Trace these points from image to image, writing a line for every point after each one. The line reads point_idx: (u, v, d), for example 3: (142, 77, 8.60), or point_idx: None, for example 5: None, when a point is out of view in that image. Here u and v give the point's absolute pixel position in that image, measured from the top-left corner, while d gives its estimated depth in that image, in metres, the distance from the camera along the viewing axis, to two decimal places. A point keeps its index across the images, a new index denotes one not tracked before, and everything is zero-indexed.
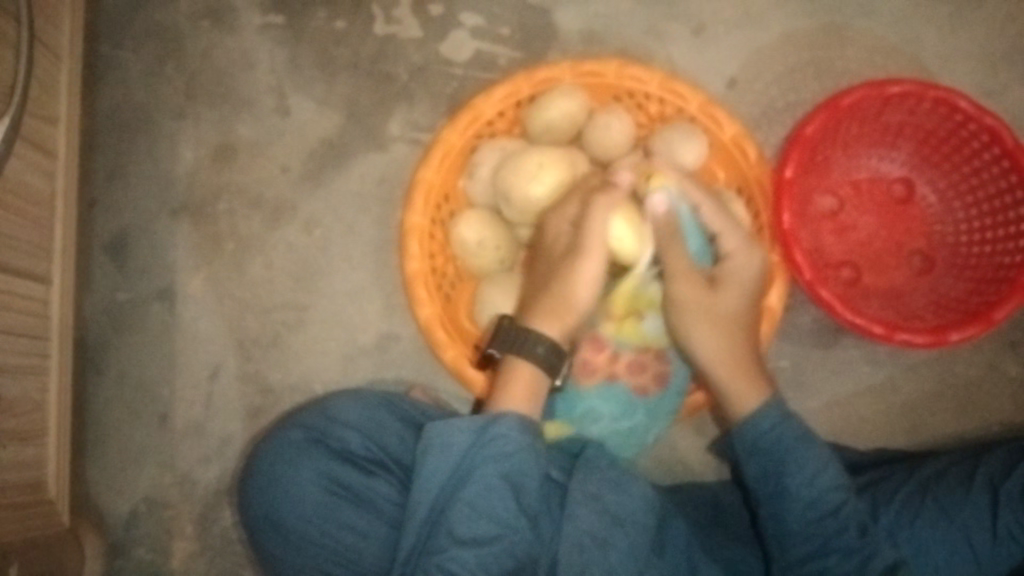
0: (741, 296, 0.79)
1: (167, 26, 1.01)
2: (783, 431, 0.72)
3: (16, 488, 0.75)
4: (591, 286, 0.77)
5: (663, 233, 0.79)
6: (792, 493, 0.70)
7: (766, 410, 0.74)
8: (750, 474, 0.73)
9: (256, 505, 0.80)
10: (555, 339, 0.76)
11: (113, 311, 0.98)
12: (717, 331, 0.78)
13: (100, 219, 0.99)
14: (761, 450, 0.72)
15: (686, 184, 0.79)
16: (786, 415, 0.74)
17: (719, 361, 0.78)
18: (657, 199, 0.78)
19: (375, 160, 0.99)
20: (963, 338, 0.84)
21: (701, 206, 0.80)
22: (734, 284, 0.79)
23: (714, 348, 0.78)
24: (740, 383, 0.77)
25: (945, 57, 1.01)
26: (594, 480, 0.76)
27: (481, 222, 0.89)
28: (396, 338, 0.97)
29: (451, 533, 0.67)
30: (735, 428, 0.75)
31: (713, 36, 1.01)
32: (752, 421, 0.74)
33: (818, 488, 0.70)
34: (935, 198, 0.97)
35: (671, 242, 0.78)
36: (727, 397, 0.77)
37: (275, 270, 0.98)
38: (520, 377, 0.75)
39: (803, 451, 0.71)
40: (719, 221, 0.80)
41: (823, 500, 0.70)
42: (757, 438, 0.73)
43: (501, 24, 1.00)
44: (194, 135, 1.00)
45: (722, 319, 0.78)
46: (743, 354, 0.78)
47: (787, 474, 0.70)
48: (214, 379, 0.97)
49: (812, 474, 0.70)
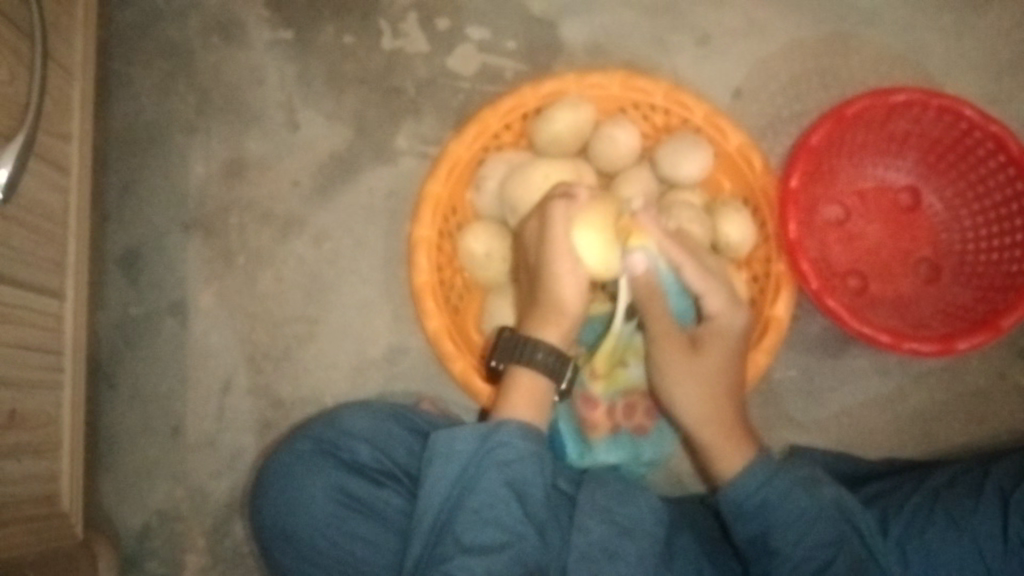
0: (725, 354, 0.80)
1: (178, 43, 1.03)
2: (769, 492, 0.73)
3: (31, 501, 0.76)
4: (575, 286, 0.76)
5: (642, 291, 0.78)
6: (782, 552, 0.72)
7: (752, 469, 0.75)
8: (738, 535, 0.74)
9: (267, 515, 0.81)
10: (556, 344, 0.76)
11: (126, 324, 0.99)
12: (701, 392, 0.79)
13: (112, 234, 1.00)
14: (748, 515, 0.73)
15: (665, 242, 0.78)
16: (774, 468, 0.75)
17: (702, 423, 0.79)
18: (635, 257, 0.77)
19: (384, 173, 1.00)
20: (972, 346, 0.84)
21: (682, 267, 0.78)
22: (717, 343, 0.80)
23: (698, 409, 0.79)
24: (724, 445, 0.77)
25: (950, 66, 1.01)
26: (601, 490, 0.77)
27: (489, 235, 0.89)
28: (405, 350, 0.98)
29: (457, 540, 0.68)
30: (721, 490, 0.76)
31: (718, 47, 1.01)
32: (735, 483, 0.74)
33: (806, 546, 0.72)
34: (941, 206, 0.97)
35: (651, 300, 0.78)
36: (712, 459, 0.78)
37: (285, 283, 0.99)
38: (522, 386, 0.76)
39: (790, 511, 0.72)
40: (702, 280, 0.79)
41: (812, 560, 0.71)
42: (742, 502, 0.74)
43: (507, 37, 1.01)
44: (204, 151, 1.01)
45: (706, 379, 0.79)
46: (725, 413, 0.79)
47: (773, 537, 0.72)
48: (225, 391, 0.98)
49: (798, 536, 0.72)
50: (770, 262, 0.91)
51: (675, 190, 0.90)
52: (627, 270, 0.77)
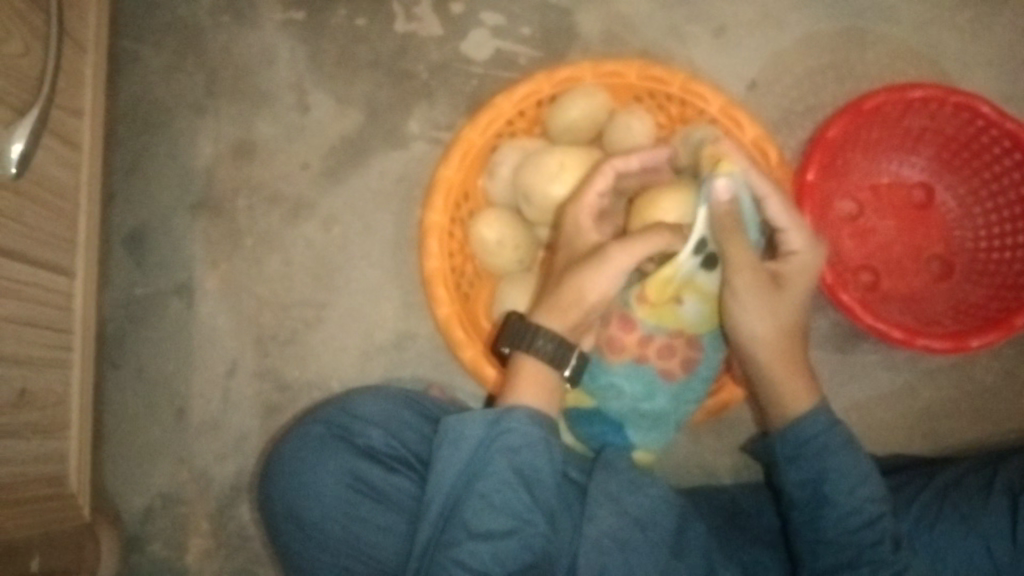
0: (799, 294, 0.76)
1: (188, 22, 1.01)
2: (831, 439, 0.73)
3: (39, 481, 0.75)
4: (601, 290, 0.72)
5: (722, 225, 0.72)
6: (834, 499, 0.71)
7: (813, 416, 0.75)
8: (790, 479, 0.75)
9: (275, 500, 0.80)
10: (559, 333, 0.74)
11: (131, 305, 0.98)
12: (776, 329, 0.76)
13: (119, 213, 0.99)
14: (807, 458, 0.74)
15: (752, 174, 0.73)
16: (834, 422, 0.75)
17: (775, 361, 0.77)
18: (720, 184, 0.72)
19: (394, 159, 0.99)
20: (983, 343, 0.84)
21: (767, 199, 0.74)
22: (793, 279, 0.76)
23: (770, 349, 0.77)
24: (794, 385, 0.77)
25: (966, 62, 1.01)
26: (614, 479, 0.76)
27: (502, 222, 0.88)
28: (414, 336, 0.97)
29: (466, 527, 0.68)
30: (781, 431, 0.76)
31: (734, 38, 1.01)
32: (799, 423, 0.75)
33: (859, 497, 0.71)
34: (955, 203, 0.97)
35: (732, 232, 0.72)
36: (779, 400, 0.77)
37: (293, 267, 0.98)
38: (525, 374, 0.75)
39: (846, 461, 0.72)
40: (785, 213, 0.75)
41: (863, 511, 0.71)
42: (803, 444, 0.74)
43: (521, 23, 1.00)
44: (213, 131, 1.00)
45: (780, 317, 0.76)
46: (795, 352, 0.77)
47: (828, 482, 0.72)
48: (231, 375, 0.97)
49: (854, 485, 0.71)
50: None
51: None
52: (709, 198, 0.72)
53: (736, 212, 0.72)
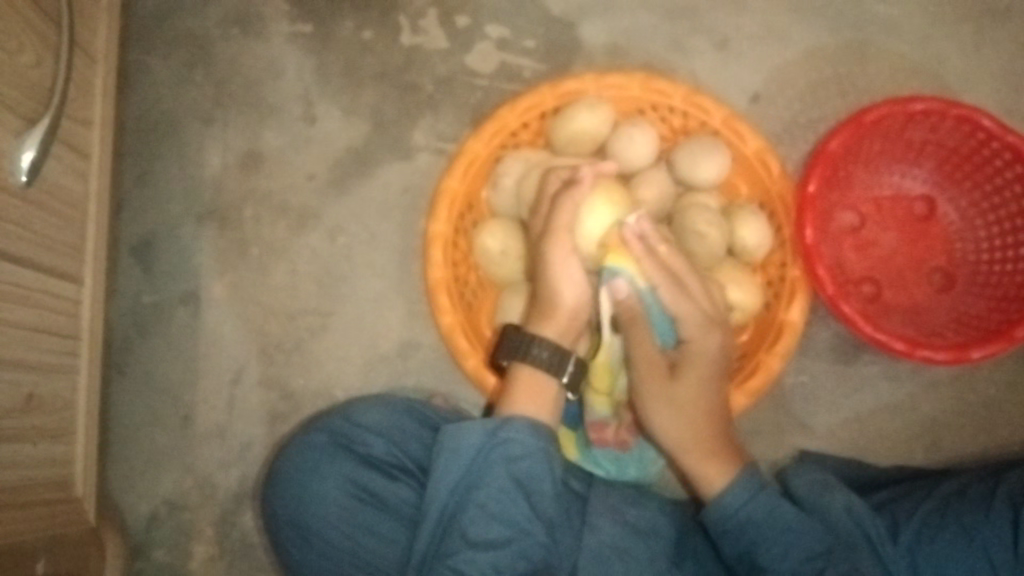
0: (704, 377, 0.80)
1: (198, 34, 1.03)
2: (754, 508, 0.74)
3: (45, 485, 0.76)
4: (573, 281, 0.79)
5: (624, 313, 0.79)
6: (769, 567, 0.72)
7: (735, 487, 0.76)
8: (725, 551, 0.75)
9: (277, 505, 0.81)
10: (554, 341, 0.78)
11: (139, 312, 0.99)
12: (682, 417, 0.79)
13: (127, 222, 1.00)
14: (732, 534, 0.74)
15: (646, 260, 0.78)
16: (757, 485, 0.75)
17: (685, 445, 0.79)
18: (618, 279, 0.78)
19: (399, 169, 1.00)
20: (985, 355, 0.84)
21: (657, 286, 0.78)
22: (696, 364, 0.80)
23: (677, 434, 0.79)
24: (706, 464, 0.78)
25: (967, 76, 1.02)
26: (614, 493, 0.78)
27: (504, 232, 0.89)
28: (417, 345, 0.98)
29: (464, 535, 0.68)
30: (705, 510, 0.76)
31: (737, 51, 1.02)
32: (719, 501, 0.75)
33: (791, 561, 0.72)
34: (957, 216, 0.97)
35: (633, 325, 0.79)
36: (697, 476, 0.78)
37: (299, 275, 0.99)
38: (523, 382, 0.78)
39: (774, 525, 0.73)
40: (675, 301, 0.79)
41: (800, 573, 0.71)
42: (727, 519, 0.74)
43: (526, 36, 1.01)
44: (221, 142, 1.01)
45: (683, 409, 0.79)
46: (706, 435, 0.79)
47: (759, 551, 0.72)
48: (236, 383, 0.98)
49: (784, 550, 0.72)
50: (785, 266, 0.91)
51: (691, 193, 0.89)
52: (610, 293, 0.78)
53: (634, 303, 0.79)
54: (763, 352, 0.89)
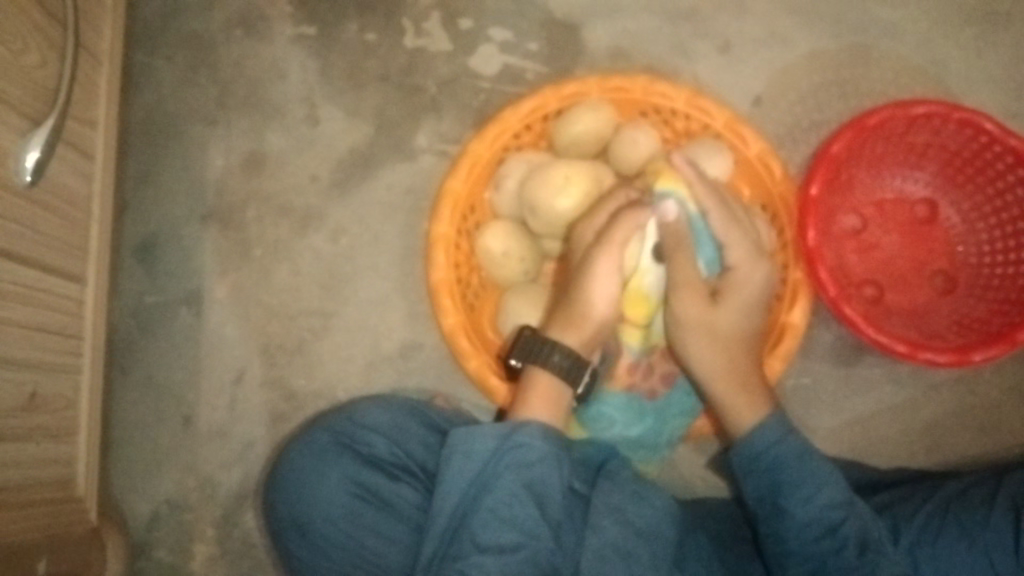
0: (743, 312, 0.81)
1: (202, 36, 1.03)
2: (781, 449, 0.74)
3: (48, 484, 0.76)
4: (607, 298, 0.78)
5: (669, 236, 0.79)
6: (791, 512, 0.71)
7: (765, 426, 0.76)
8: (748, 492, 0.74)
9: (281, 506, 0.81)
10: (574, 348, 0.78)
11: (141, 313, 1.00)
12: (718, 350, 0.80)
13: (130, 222, 1.01)
14: (759, 470, 0.74)
15: (697, 188, 0.80)
16: (786, 429, 0.76)
17: (720, 376, 0.80)
18: (668, 204, 0.79)
19: (402, 171, 1.00)
20: (986, 358, 0.84)
21: (708, 212, 0.81)
22: (738, 294, 0.81)
23: (714, 366, 0.80)
24: (740, 399, 0.79)
25: (969, 80, 1.02)
26: (616, 491, 0.77)
27: (508, 234, 0.89)
28: (419, 347, 0.98)
29: (473, 540, 0.68)
30: (735, 446, 0.77)
31: (739, 54, 1.02)
32: (749, 438, 0.76)
33: (815, 506, 0.71)
34: (959, 218, 0.97)
35: (678, 247, 0.79)
36: (729, 411, 0.80)
37: (301, 276, 0.99)
38: (538, 387, 0.77)
39: (800, 469, 0.72)
40: (725, 228, 0.81)
41: (823, 519, 0.70)
42: (755, 457, 0.74)
43: (529, 38, 1.02)
44: (225, 143, 1.01)
45: (721, 337, 0.80)
46: (742, 369, 0.80)
47: (783, 494, 0.72)
48: (238, 384, 0.98)
49: (809, 494, 0.71)
50: (787, 269, 0.91)
51: None
52: (660, 215, 0.79)
53: (681, 227, 0.79)
54: (765, 354, 0.89)
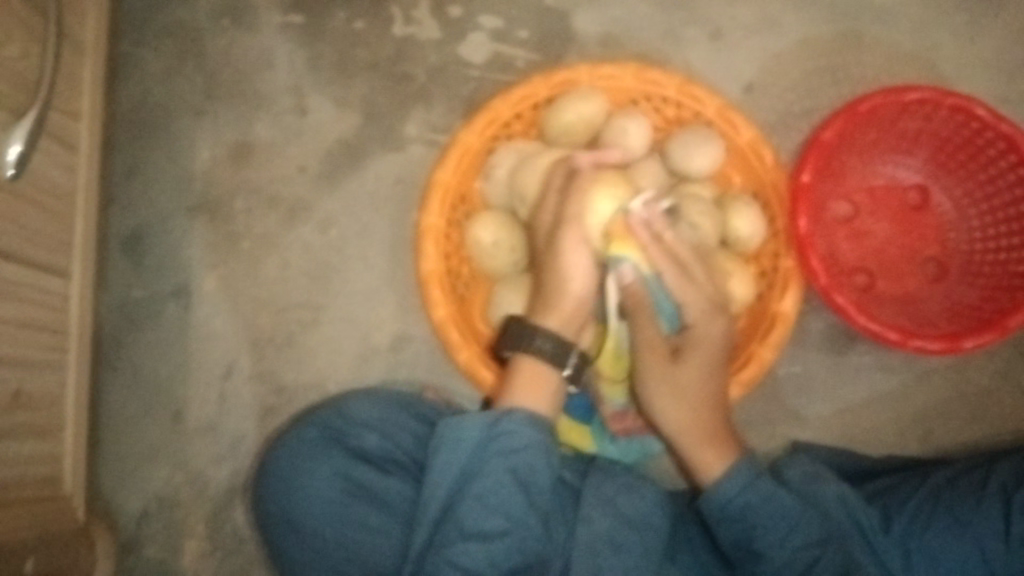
0: (706, 365, 0.80)
1: (188, 25, 1.02)
2: (751, 495, 0.74)
3: (34, 481, 0.75)
4: (581, 270, 0.77)
5: (629, 298, 0.78)
6: (767, 555, 0.72)
7: (734, 473, 0.75)
8: (722, 538, 0.74)
9: (269, 500, 0.80)
10: (555, 331, 0.77)
11: (129, 307, 0.99)
12: (681, 404, 0.79)
13: (117, 215, 1.00)
14: (730, 519, 0.74)
15: (649, 247, 0.77)
16: (755, 473, 0.75)
17: (683, 432, 0.79)
18: (621, 266, 0.77)
19: (391, 161, 0.99)
20: (978, 344, 0.84)
21: (663, 272, 0.78)
22: (700, 350, 0.80)
23: (678, 421, 0.79)
24: (704, 451, 0.78)
25: (962, 65, 1.01)
26: (608, 482, 0.77)
27: (497, 224, 0.88)
28: (410, 338, 0.97)
29: (461, 528, 0.68)
30: (703, 495, 0.76)
31: (731, 41, 1.01)
32: (716, 489, 0.75)
33: (790, 548, 0.72)
34: (950, 205, 0.97)
35: (637, 310, 0.78)
36: (694, 465, 0.78)
37: (290, 268, 0.99)
38: (527, 374, 0.77)
39: (771, 513, 0.73)
40: (680, 288, 0.78)
41: (797, 560, 0.72)
42: (724, 505, 0.74)
43: (519, 26, 1.01)
44: (211, 134, 1.00)
45: (683, 393, 0.79)
46: (707, 423, 0.79)
47: (757, 538, 0.73)
48: (228, 377, 0.98)
49: (783, 536, 0.73)
50: (778, 257, 0.91)
51: (684, 184, 0.89)
52: (615, 279, 0.78)
53: (639, 288, 0.78)
54: (755, 343, 0.88)
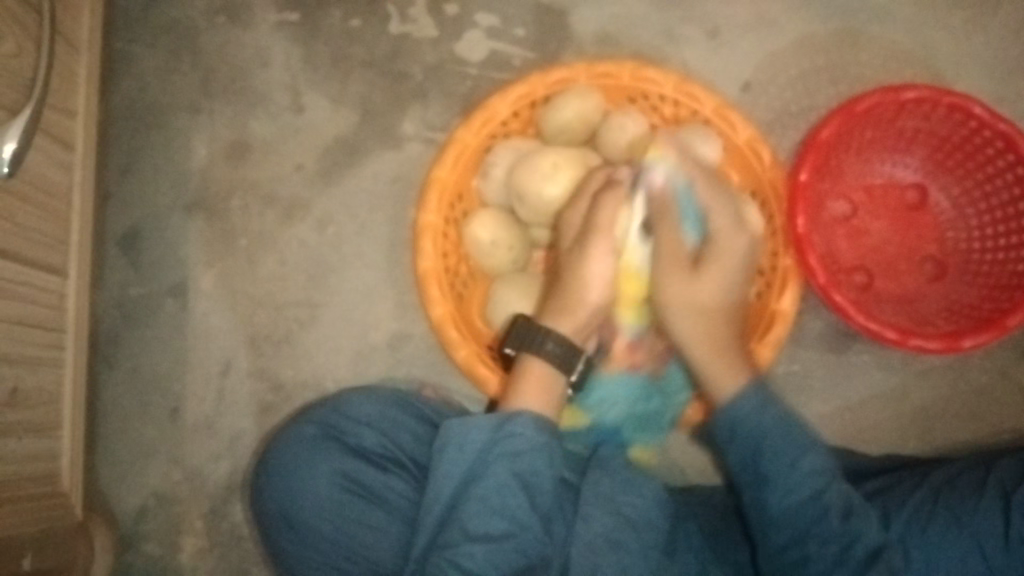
0: (730, 280, 0.75)
1: (184, 23, 1.01)
2: (761, 415, 0.70)
3: (30, 480, 0.75)
4: (601, 278, 0.76)
5: (656, 206, 0.76)
6: (772, 477, 0.68)
7: (746, 393, 0.72)
8: (732, 461, 0.71)
9: (269, 499, 0.80)
10: (567, 336, 0.77)
11: (125, 305, 0.99)
12: (699, 318, 0.75)
13: (114, 213, 0.99)
14: (739, 438, 0.70)
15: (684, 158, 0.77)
16: (767, 397, 0.71)
17: (698, 343, 0.75)
18: (655, 171, 0.77)
19: (388, 159, 0.99)
20: (976, 344, 0.84)
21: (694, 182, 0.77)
22: (722, 261, 0.75)
23: (694, 331, 0.75)
24: (718, 365, 0.74)
25: (959, 64, 1.01)
26: (607, 480, 0.77)
27: (495, 223, 0.88)
28: (408, 336, 0.97)
29: (464, 529, 0.68)
30: (717, 413, 0.73)
31: (728, 39, 1.01)
32: (729, 405, 0.72)
33: (798, 471, 0.68)
34: (948, 204, 0.97)
35: (663, 217, 0.76)
36: (709, 377, 0.74)
37: (287, 267, 0.98)
38: (531, 376, 0.76)
39: (781, 436, 0.69)
40: (710, 202, 0.77)
41: (805, 485, 0.67)
42: (736, 424, 0.71)
43: (515, 24, 1.00)
44: (208, 132, 1.00)
45: (705, 308, 0.75)
46: (722, 337, 0.75)
47: (765, 460, 0.68)
48: (225, 375, 0.97)
49: (791, 459, 0.68)
50: (777, 257, 0.91)
51: None
52: (647, 184, 0.77)
53: (670, 195, 0.76)
54: (754, 342, 0.88)
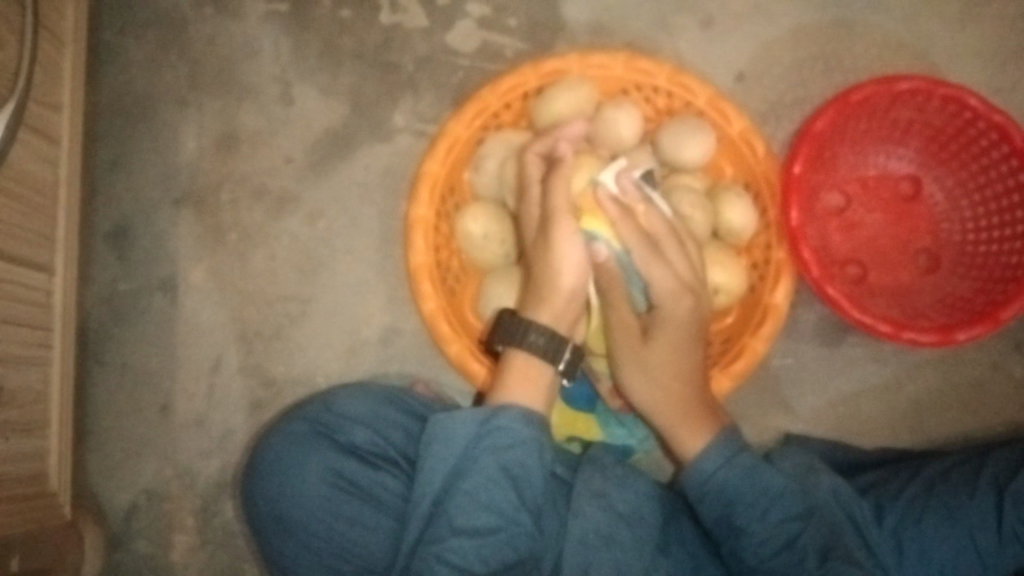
0: (684, 340, 0.78)
1: (171, 14, 1.00)
2: (729, 471, 0.73)
3: (17, 479, 0.74)
4: (573, 267, 0.75)
5: (603, 277, 0.77)
6: (747, 529, 0.71)
7: (711, 450, 0.75)
8: (705, 517, 0.73)
9: (257, 495, 0.79)
10: (549, 326, 0.76)
11: (115, 301, 0.98)
12: (655, 385, 0.79)
13: (101, 208, 0.98)
14: (710, 498, 0.73)
15: (619, 223, 0.75)
16: (735, 449, 0.75)
17: (658, 407, 0.79)
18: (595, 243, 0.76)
19: (379, 152, 0.98)
20: (970, 336, 0.83)
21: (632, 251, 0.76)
22: (674, 326, 0.77)
23: (653, 397, 0.79)
24: (680, 429, 0.78)
25: (954, 54, 1.00)
26: (597, 476, 0.76)
27: (486, 217, 0.87)
28: (399, 331, 0.96)
29: (451, 524, 0.67)
30: (684, 473, 0.76)
31: (722, 29, 1.00)
32: (696, 463, 0.75)
33: (769, 522, 0.71)
34: (942, 196, 0.97)
35: (611, 285, 0.78)
36: (672, 440, 0.79)
37: (277, 261, 0.97)
38: (517, 370, 0.76)
39: (752, 487, 0.72)
40: (648, 266, 0.75)
41: (779, 535, 0.71)
42: (704, 483, 0.74)
43: (507, 14, 0.99)
44: (196, 124, 0.99)
45: (660, 373, 0.78)
46: (683, 400, 0.78)
47: (737, 513, 0.72)
48: (215, 371, 0.97)
49: (762, 511, 0.71)
50: (770, 249, 0.90)
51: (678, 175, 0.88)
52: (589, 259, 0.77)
53: (612, 268, 0.77)
54: (747, 335, 0.88)
